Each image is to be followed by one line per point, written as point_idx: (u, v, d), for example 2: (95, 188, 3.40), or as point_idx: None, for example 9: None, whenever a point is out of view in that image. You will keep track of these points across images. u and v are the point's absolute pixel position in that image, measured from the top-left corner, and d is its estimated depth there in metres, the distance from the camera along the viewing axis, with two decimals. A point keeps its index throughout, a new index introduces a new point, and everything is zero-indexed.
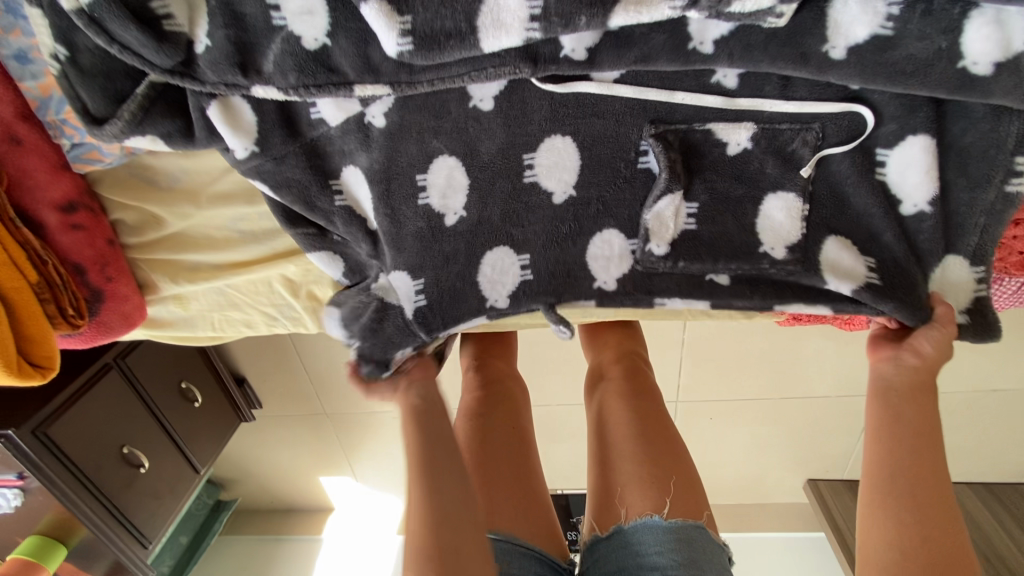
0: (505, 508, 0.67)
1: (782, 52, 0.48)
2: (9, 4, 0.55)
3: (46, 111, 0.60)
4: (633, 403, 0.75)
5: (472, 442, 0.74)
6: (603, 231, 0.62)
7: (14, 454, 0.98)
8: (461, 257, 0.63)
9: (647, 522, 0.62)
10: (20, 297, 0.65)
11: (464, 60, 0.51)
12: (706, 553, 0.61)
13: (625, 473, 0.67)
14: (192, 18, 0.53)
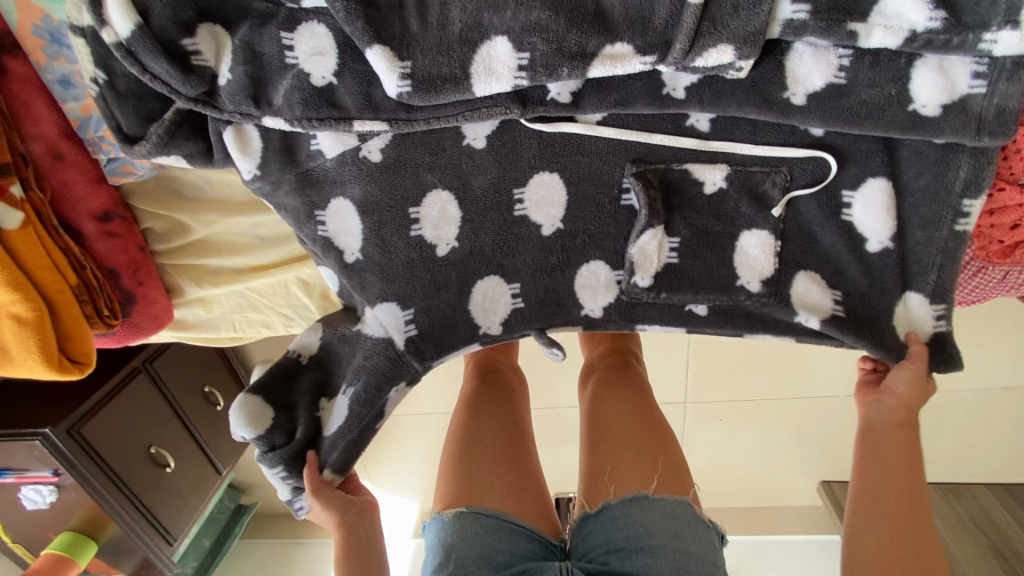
0: (492, 481, 0.72)
1: (747, 98, 0.53)
2: (55, 34, 0.61)
3: (86, 129, 0.66)
4: (624, 396, 0.84)
5: (468, 427, 0.81)
6: (589, 263, 0.66)
7: (52, 453, 1.05)
8: (453, 286, 0.67)
9: (637, 497, 0.68)
10: (62, 298, 0.69)
11: (460, 102, 0.56)
12: (691, 527, 0.66)
13: (614, 454, 0.74)
14: (217, 55, 0.58)
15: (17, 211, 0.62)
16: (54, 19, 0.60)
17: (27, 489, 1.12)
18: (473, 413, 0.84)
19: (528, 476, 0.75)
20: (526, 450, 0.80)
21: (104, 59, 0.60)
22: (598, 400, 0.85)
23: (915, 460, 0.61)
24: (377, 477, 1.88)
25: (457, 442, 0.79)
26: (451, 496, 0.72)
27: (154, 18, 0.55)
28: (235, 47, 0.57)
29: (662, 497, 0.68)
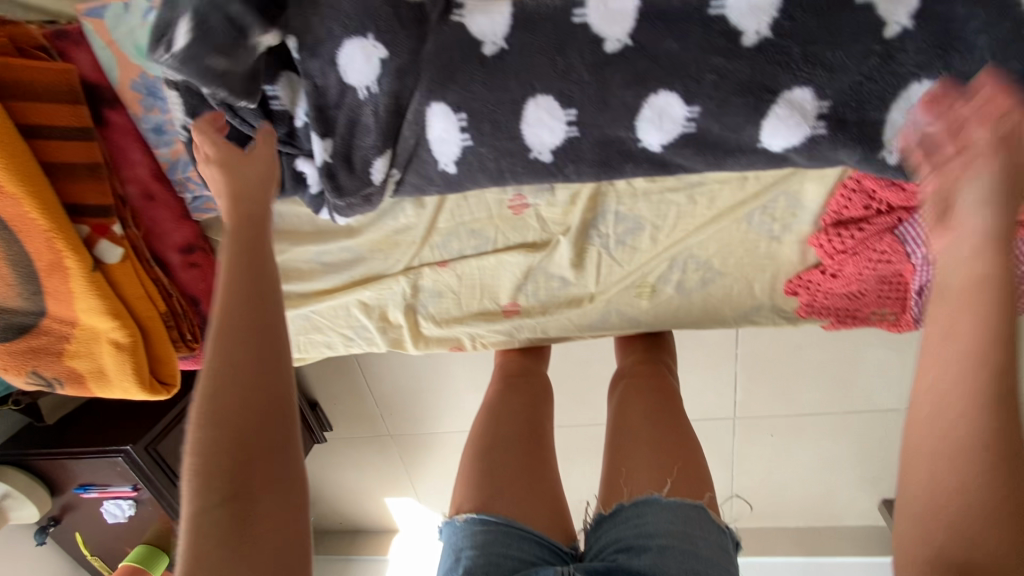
0: (517, 495, 0.79)
1: (793, 105, 0.55)
2: (151, 89, 0.67)
3: (176, 172, 0.73)
4: (651, 401, 0.91)
5: (494, 429, 0.87)
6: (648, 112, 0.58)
7: (132, 469, 1.12)
8: (505, 105, 0.60)
9: (649, 499, 0.76)
10: (153, 324, 0.75)
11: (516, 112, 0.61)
12: (700, 530, 0.73)
13: (634, 459, 0.82)
14: (292, 98, 0.65)
15: (118, 247, 0.68)
16: (150, 75, 0.66)
17: (109, 504, 1.19)
18: (497, 416, 0.90)
19: (545, 484, 0.81)
20: (542, 456, 0.85)
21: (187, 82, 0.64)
22: (625, 405, 0.92)
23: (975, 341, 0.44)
24: (423, 495, 1.91)
25: (477, 445, 0.85)
26: (472, 498, 0.78)
27: None
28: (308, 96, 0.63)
29: (674, 500, 0.75)
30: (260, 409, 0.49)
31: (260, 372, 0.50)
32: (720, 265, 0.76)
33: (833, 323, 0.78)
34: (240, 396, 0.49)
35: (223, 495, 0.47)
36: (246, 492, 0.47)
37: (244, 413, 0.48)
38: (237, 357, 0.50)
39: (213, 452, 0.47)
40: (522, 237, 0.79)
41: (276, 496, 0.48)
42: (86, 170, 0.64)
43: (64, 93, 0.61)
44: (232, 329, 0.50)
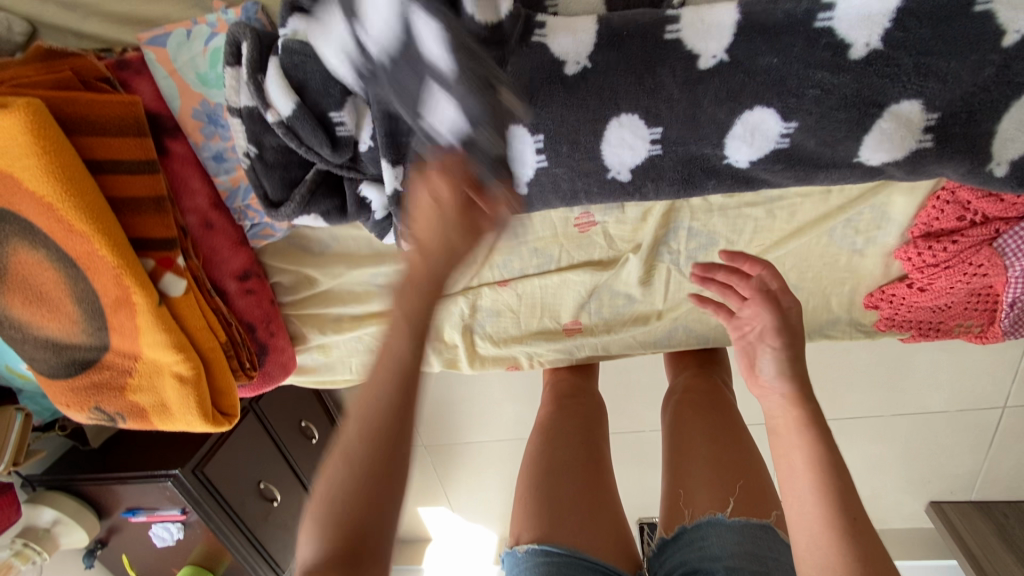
0: (586, 525, 0.76)
1: (897, 119, 0.52)
2: (212, 116, 0.66)
3: (234, 200, 0.71)
4: (710, 424, 0.85)
5: (555, 453, 0.84)
6: (740, 120, 0.55)
7: (182, 493, 1.11)
8: (587, 125, 0.57)
9: (713, 520, 0.73)
10: (215, 355, 0.74)
11: (596, 133, 0.58)
12: (770, 550, 0.70)
13: (696, 482, 0.79)
14: (358, 122, 0.64)
15: (182, 279, 0.67)
16: (212, 102, 0.65)
17: (156, 527, 1.18)
18: (551, 439, 0.87)
19: (608, 508, 0.79)
20: (605, 479, 0.83)
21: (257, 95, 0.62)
22: (682, 426, 0.87)
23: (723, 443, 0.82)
24: (457, 504, 1.90)
25: (538, 469, 0.83)
26: (532, 529, 0.77)
27: (310, 94, 0.62)
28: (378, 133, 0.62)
29: (739, 521, 0.72)
30: (394, 450, 0.45)
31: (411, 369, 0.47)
32: (795, 280, 0.73)
33: (913, 335, 0.76)
34: (382, 449, 0.45)
35: (334, 537, 0.43)
36: (359, 548, 0.43)
37: (377, 460, 0.45)
38: (389, 401, 0.46)
39: (343, 490, 0.44)
40: (588, 254, 0.77)
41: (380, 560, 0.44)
42: (152, 203, 0.63)
43: (131, 126, 0.60)
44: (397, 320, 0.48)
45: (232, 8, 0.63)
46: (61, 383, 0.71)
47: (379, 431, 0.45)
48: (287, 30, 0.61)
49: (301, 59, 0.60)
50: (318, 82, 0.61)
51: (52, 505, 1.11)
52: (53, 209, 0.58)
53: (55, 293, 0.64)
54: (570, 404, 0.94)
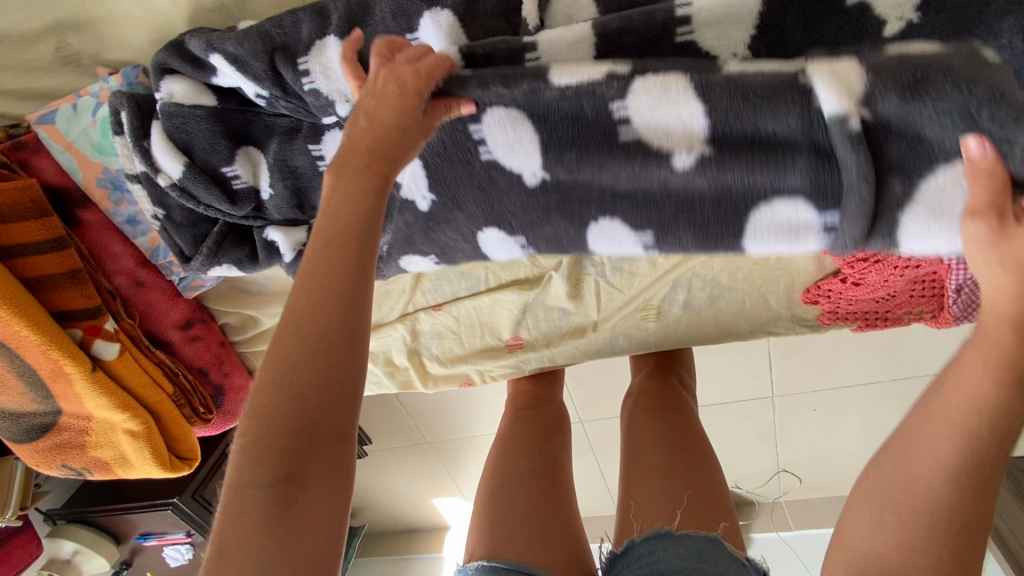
0: (540, 541, 0.76)
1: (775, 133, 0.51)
2: (116, 182, 0.67)
3: (157, 257, 0.73)
4: (661, 426, 0.86)
5: (509, 469, 0.85)
6: (661, 83, 0.47)
7: (184, 518, 1.17)
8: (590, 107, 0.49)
9: (660, 534, 0.73)
10: (164, 407, 0.77)
11: (569, 120, 0.50)
12: (715, 565, 0.69)
13: (644, 493, 0.78)
14: (254, 173, 0.64)
15: (113, 342, 0.69)
16: (113, 169, 0.66)
17: (169, 549, 1.25)
18: (508, 454, 0.88)
19: (563, 521, 0.79)
20: (560, 492, 0.83)
21: (148, 159, 0.62)
22: (636, 430, 0.87)
23: (672, 440, 0.83)
24: (468, 494, 1.96)
25: (492, 485, 0.84)
26: (482, 546, 0.78)
27: (198, 153, 0.62)
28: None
29: (686, 533, 0.72)
30: (333, 398, 0.42)
31: (320, 418, 0.42)
32: (728, 282, 0.71)
33: (861, 325, 0.72)
34: (321, 314, 0.43)
35: (277, 474, 0.40)
36: (307, 459, 0.41)
37: (312, 370, 0.42)
38: (326, 272, 0.44)
39: (284, 400, 0.41)
40: (513, 274, 0.75)
41: (331, 465, 0.42)
42: (67, 278, 0.64)
43: (30, 209, 0.61)
44: (293, 396, 0.41)
45: (113, 75, 0.64)
46: (25, 447, 0.76)
47: (314, 363, 0.42)
48: (162, 93, 0.60)
49: (180, 121, 0.60)
50: (203, 140, 0.61)
51: (71, 538, 1.19)
52: None
53: None
54: (528, 416, 0.95)
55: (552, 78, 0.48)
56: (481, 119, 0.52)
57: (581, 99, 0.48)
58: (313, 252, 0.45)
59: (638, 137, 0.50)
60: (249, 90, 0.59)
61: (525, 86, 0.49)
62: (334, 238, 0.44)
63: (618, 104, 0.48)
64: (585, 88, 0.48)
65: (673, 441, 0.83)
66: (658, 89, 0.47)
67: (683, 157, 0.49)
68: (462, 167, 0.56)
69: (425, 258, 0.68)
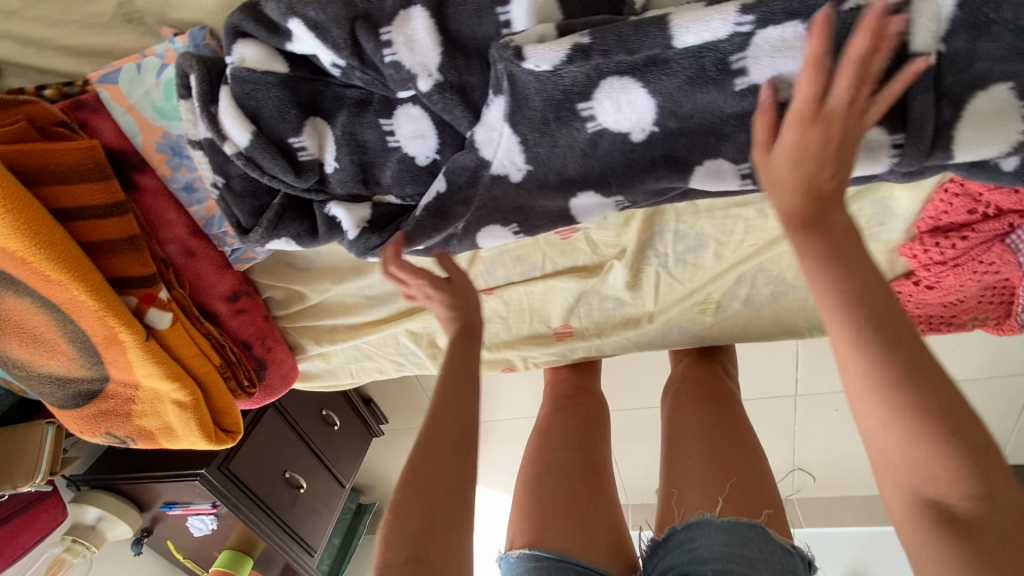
0: (580, 530, 0.76)
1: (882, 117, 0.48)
2: (176, 148, 0.65)
3: (211, 227, 0.71)
4: (705, 415, 0.85)
5: (547, 456, 0.86)
6: (783, 34, 0.45)
7: (211, 490, 1.17)
8: (705, 65, 0.47)
9: (702, 521, 0.73)
10: (213, 380, 0.76)
11: (688, 80, 0.48)
12: (760, 553, 0.69)
13: (686, 481, 0.78)
14: (320, 145, 0.62)
15: (167, 312, 0.68)
16: (173, 134, 0.64)
17: (193, 518, 1.26)
18: (549, 441, 0.88)
19: (604, 512, 0.79)
20: (600, 482, 0.83)
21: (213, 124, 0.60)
22: (678, 419, 0.86)
23: (716, 426, 0.83)
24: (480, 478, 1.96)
25: (532, 472, 0.84)
26: (524, 534, 0.78)
27: (266, 122, 0.60)
28: (457, 168, 0.59)
29: (728, 521, 0.71)
30: (451, 501, 0.52)
31: (442, 515, 0.51)
32: (793, 278, 0.70)
33: (923, 329, 0.71)
34: (449, 432, 0.55)
35: (409, 556, 0.49)
36: (432, 548, 0.50)
37: (439, 473, 0.53)
38: (451, 404, 0.57)
39: (413, 496, 0.51)
40: (571, 261, 0.74)
41: (450, 552, 0.50)
42: (125, 245, 0.63)
43: (92, 171, 0.59)
44: (416, 490, 0.52)
45: (179, 36, 0.61)
46: (70, 413, 0.75)
47: (440, 468, 0.53)
48: (233, 57, 0.58)
49: (252, 87, 0.58)
50: (272, 108, 0.59)
51: (95, 504, 1.19)
52: (27, 262, 0.58)
53: (48, 335, 0.66)
54: (569, 405, 0.95)
55: (674, 39, 0.47)
56: (594, 96, 0.51)
57: (703, 55, 0.47)
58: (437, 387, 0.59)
59: (755, 85, 0.48)
60: (326, 59, 0.56)
61: (650, 54, 0.48)
62: (453, 381, 0.59)
63: (739, 57, 0.47)
64: (709, 44, 0.46)
65: (719, 431, 0.82)
66: (779, 38, 0.45)
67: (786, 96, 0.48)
68: (564, 137, 0.54)
69: (505, 229, 0.65)
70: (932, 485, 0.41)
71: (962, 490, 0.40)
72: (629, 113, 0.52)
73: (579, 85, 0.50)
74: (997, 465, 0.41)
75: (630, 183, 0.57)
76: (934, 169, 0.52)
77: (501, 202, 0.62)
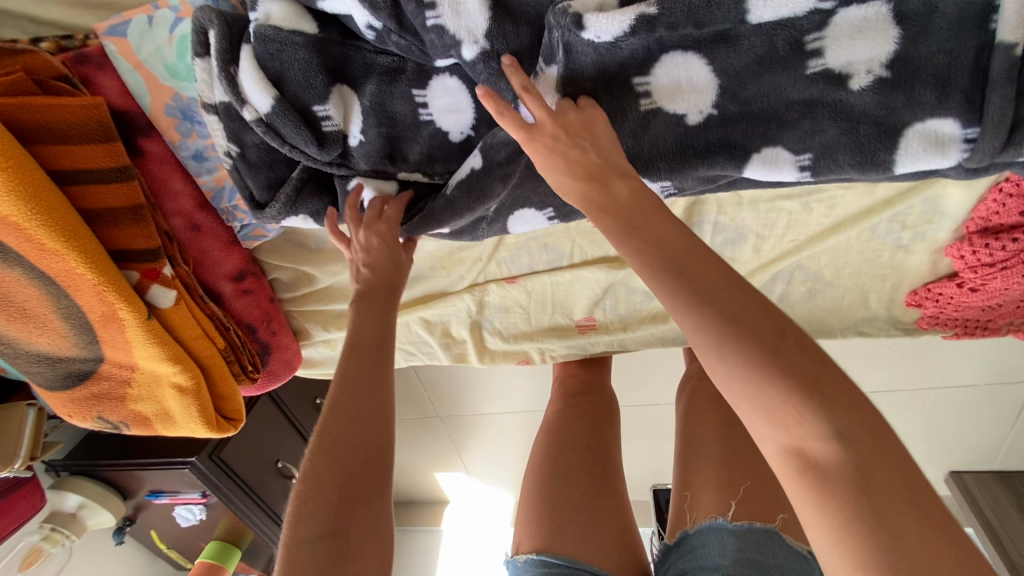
0: (591, 532, 0.72)
1: (958, 109, 0.45)
2: (186, 112, 0.60)
3: (220, 201, 0.66)
4: (722, 415, 0.79)
5: (553, 454, 0.80)
6: (866, 13, 0.42)
7: (201, 479, 1.12)
8: (779, 43, 0.44)
9: (714, 524, 0.67)
10: (215, 364, 0.71)
11: (758, 59, 0.45)
12: (774, 558, 0.63)
13: (698, 483, 0.73)
14: (345, 115, 0.58)
15: (171, 290, 0.63)
16: (185, 96, 0.59)
17: (181, 508, 1.21)
18: (557, 440, 0.83)
19: (611, 513, 0.74)
20: (610, 484, 0.77)
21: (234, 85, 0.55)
22: (696, 420, 0.80)
23: (732, 425, 0.77)
24: (473, 470, 1.93)
25: (539, 472, 0.79)
26: (532, 538, 0.73)
27: (290, 86, 0.55)
28: (497, 143, 0.56)
29: (742, 526, 0.65)
30: (369, 469, 0.54)
31: (359, 483, 0.53)
32: (832, 277, 0.67)
33: (956, 332, 0.70)
34: (363, 400, 0.57)
35: (324, 527, 0.50)
36: (347, 517, 0.51)
37: (356, 441, 0.55)
38: (363, 371, 0.59)
39: (331, 466, 0.53)
40: (602, 250, 0.71)
41: (370, 518, 0.53)
42: (129, 214, 0.58)
43: (96, 132, 0.54)
44: (331, 459, 0.54)
45: None
46: (59, 396, 0.70)
47: (353, 437, 0.55)
48: (259, 14, 0.54)
49: (277, 47, 0.53)
50: (297, 72, 0.55)
51: (76, 492, 1.13)
52: (20, 228, 0.52)
53: (39, 310, 0.60)
54: (579, 403, 0.89)
55: (749, 14, 0.43)
56: (652, 71, 0.48)
57: (777, 33, 0.44)
58: (346, 357, 0.60)
59: (828, 68, 0.45)
60: (360, 20, 0.52)
61: (719, 29, 0.45)
62: (365, 347, 0.61)
63: (815, 36, 0.44)
64: (786, 21, 0.43)
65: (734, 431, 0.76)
66: (860, 18, 0.43)
67: (861, 82, 0.45)
68: (616, 116, 0.51)
69: (539, 212, 0.63)
70: (788, 434, 0.37)
71: (816, 431, 0.36)
72: (687, 91, 0.49)
73: (636, 58, 0.47)
74: (855, 403, 0.37)
75: (680, 165, 0.53)
76: (998, 168, 0.49)
77: (539, 181, 0.60)
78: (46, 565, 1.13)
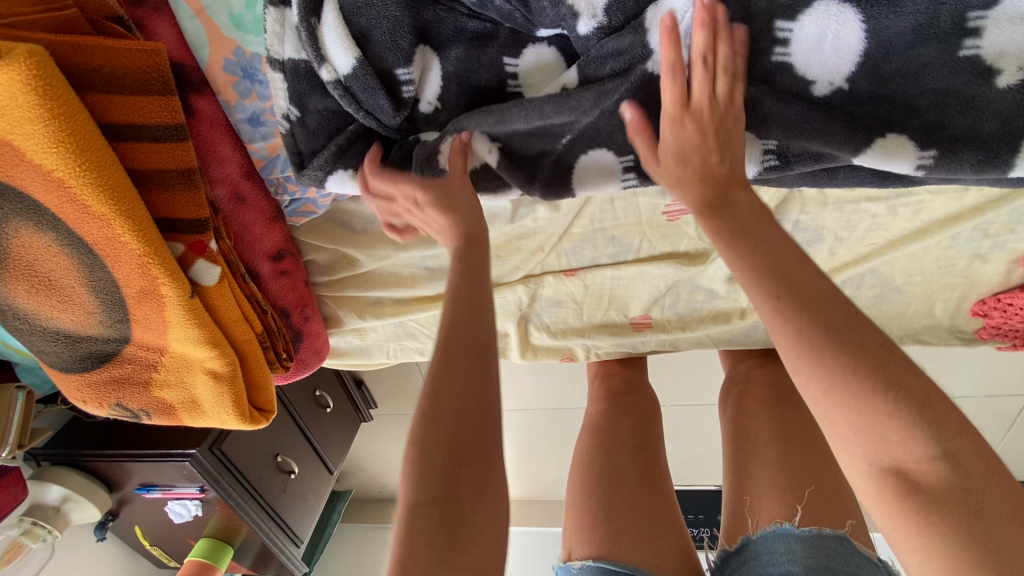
0: (648, 539, 0.67)
1: None
2: (248, 70, 0.54)
3: (271, 170, 0.61)
4: (776, 416, 0.73)
5: (601, 454, 0.76)
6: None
7: (202, 472, 1.04)
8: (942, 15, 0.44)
9: (780, 530, 0.60)
10: (249, 349, 0.65)
11: (914, 27, 0.44)
12: (848, 564, 0.56)
13: (756, 484, 0.67)
14: (423, 67, 0.53)
15: (216, 266, 0.57)
16: (247, 51, 0.53)
17: (174, 503, 1.13)
18: (603, 444, 0.78)
19: (667, 518, 0.69)
20: (662, 488, 0.73)
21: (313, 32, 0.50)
22: (745, 421, 0.75)
23: (785, 423, 0.72)
24: None
25: (586, 475, 0.75)
26: (586, 544, 0.68)
27: (373, 47, 0.51)
28: (591, 60, 0.51)
29: (811, 532, 0.59)
30: (481, 427, 0.46)
31: (471, 445, 0.45)
32: (901, 283, 0.67)
33: (1012, 343, 0.70)
34: (469, 351, 0.49)
35: (440, 493, 0.43)
36: (461, 480, 0.44)
37: (462, 420, 0.46)
38: (464, 319, 0.50)
39: (438, 422, 0.45)
40: (671, 246, 0.69)
41: (484, 483, 0.45)
42: (181, 178, 0.52)
43: (154, 81, 0.47)
44: (438, 413, 0.46)
45: None
46: (74, 379, 0.62)
47: (461, 389, 0.47)
48: None
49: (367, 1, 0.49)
50: (385, 31, 0.50)
51: (60, 483, 1.04)
52: (65, 186, 0.46)
53: (66, 280, 0.54)
54: (621, 403, 0.84)
55: None
56: (799, 19, 0.46)
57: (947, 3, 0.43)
58: (440, 341, 0.49)
59: (979, 55, 0.45)
60: None
61: None
62: (463, 293, 0.52)
63: (980, 14, 0.44)
64: None
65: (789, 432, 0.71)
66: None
67: (1007, 77, 0.46)
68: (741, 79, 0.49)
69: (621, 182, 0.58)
70: (889, 451, 0.40)
71: (920, 451, 0.39)
72: (827, 46, 0.47)
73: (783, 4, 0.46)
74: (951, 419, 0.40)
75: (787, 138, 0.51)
76: None
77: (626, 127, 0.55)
78: (26, 562, 1.05)
